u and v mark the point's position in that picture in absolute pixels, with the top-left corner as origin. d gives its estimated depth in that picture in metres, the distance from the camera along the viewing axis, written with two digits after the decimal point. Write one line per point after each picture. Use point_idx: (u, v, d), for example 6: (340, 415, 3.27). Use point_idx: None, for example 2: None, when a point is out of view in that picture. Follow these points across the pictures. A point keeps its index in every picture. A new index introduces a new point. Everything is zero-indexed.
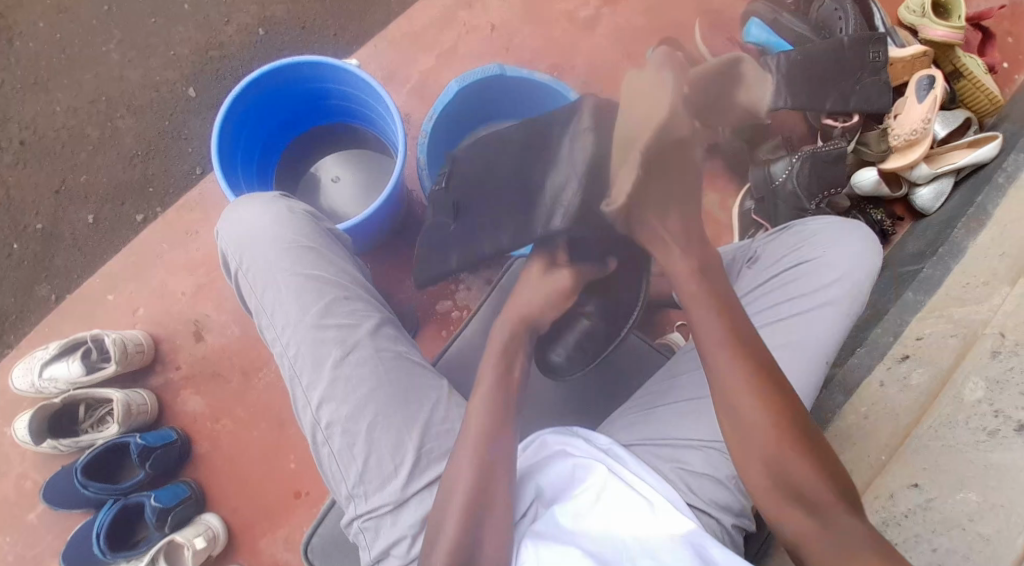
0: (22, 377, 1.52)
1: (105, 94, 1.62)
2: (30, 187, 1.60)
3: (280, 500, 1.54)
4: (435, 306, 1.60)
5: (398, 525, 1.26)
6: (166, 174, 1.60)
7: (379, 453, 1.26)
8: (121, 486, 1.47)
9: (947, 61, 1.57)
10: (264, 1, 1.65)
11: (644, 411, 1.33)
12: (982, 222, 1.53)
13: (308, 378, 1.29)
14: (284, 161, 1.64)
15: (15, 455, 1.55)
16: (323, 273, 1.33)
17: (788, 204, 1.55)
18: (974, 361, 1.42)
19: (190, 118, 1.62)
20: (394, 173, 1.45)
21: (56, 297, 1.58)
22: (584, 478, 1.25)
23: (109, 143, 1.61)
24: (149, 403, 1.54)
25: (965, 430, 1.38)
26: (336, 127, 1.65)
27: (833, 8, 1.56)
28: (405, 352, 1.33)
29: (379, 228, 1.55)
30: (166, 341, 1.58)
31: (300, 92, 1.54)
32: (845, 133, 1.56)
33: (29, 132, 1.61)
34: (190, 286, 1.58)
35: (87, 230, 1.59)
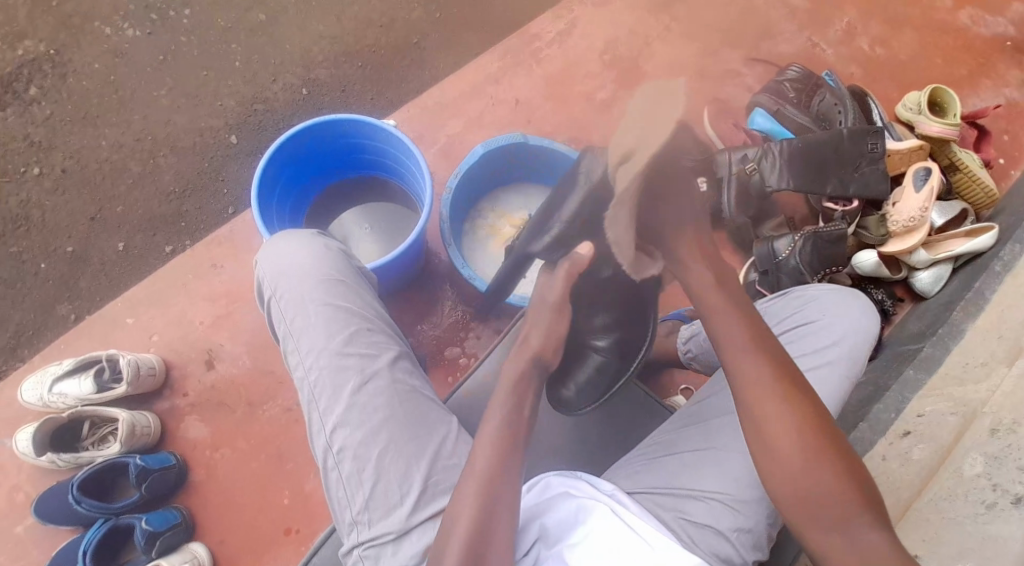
0: (31, 390, 1.56)
1: (151, 135, 1.73)
2: (66, 213, 1.69)
3: (270, 535, 1.57)
4: (443, 352, 1.62)
5: (398, 556, 1.28)
6: (200, 211, 1.70)
7: (386, 481, 1.29)
8: (116, 506, 1.51)
9: (943, 155, 1.67)
10: (310, 65, 1.78)
11: (647, 461, 1.36)
12: (980, 306, 1.58)
13: (325, 403, 1.33)
14: (314, 209, 1.73)
15: (12, 468, 1.57)
16: (349, 304, 1.39)
17: (792, 278, 1.60)
18: (971, 438, 1.42)
19: (230, 162, 1.72)
20: (418, 224, 1.52)
21: (75, 318, 1.64)
22: (585, 519, 1.25)
23: (148, 178, 1.71)
24: (153, 427, 1.57)
25: (965, 503, 1.37)
26: (359, 181, 1.74)
27: (833, 103, 1.66)
28: (419, 387, 1.37)
29: (404, 274, 1.60)
30: (177, 368, 1.62)
31: (337, 146, 1.63)
32: (846, 216, 1.64)
33: (73, 161, 1.71)
34: (209, 316, 1.63)
35: (116, 256, 1.67)
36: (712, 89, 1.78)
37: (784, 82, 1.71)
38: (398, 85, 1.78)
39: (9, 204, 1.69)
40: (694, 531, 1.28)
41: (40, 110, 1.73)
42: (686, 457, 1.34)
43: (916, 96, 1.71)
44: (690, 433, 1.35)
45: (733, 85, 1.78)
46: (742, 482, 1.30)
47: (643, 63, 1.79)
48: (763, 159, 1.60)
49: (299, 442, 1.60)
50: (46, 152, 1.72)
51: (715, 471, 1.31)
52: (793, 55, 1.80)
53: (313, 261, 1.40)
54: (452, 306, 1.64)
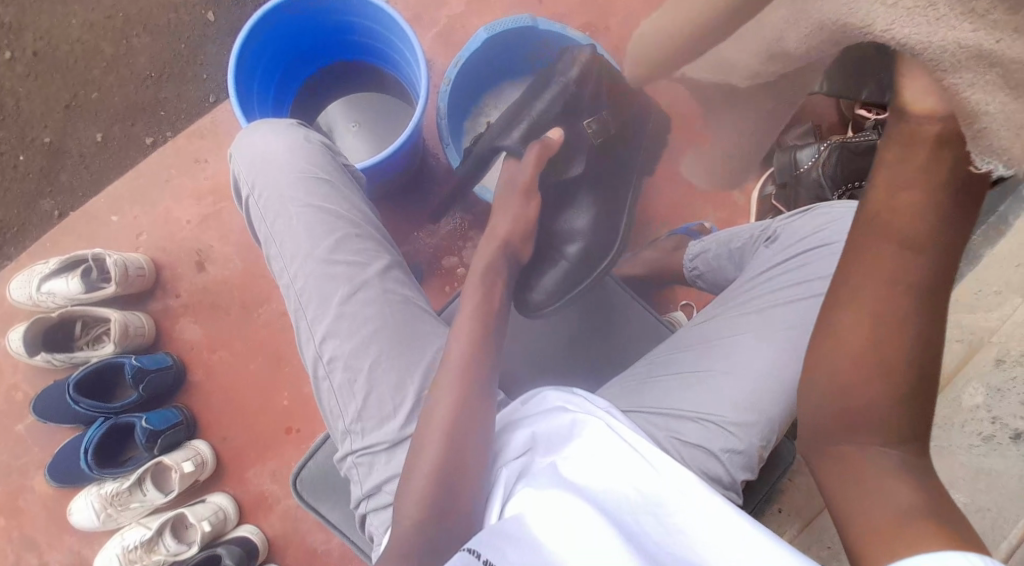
0: (20, 288, 1.52)
1: (121, 11, 1.58)
2: (38, 100, 1.57)
3: (272, 434, 1.58)
4: (441, 261, 1.57)
5: (391, 465, 1.26)
6: (179, 100, 1.59)
7: (378, 392, 1.26)
8: (114, 407, 1.51)
9: None
10: None
11: (644, 379, 1.33)
12: (1002, 230, 1.50)
13: (314, 312, 1.30)
14: (299, 95, 1.61)
15: (8, 365, 1.58)
16: (335, 207, 1.33)
17: (810, 192, 1.53)
18: (975, 367, 1.45)
19: (208, 44, 1.59)
20: (414, 118, 1.41)
21: (59, 214, 1.58)
22: (579, 433, 1.17)
23: (122, 62, 1.58)
24: (147, 327, 1.55)
25: (962, 432, 1.42)
26: (345, 65, 1.62)
27: None
28: (411, 297, 1.33)
29: (398, 171, 1.51)
30: (168, 268, 1.57)
31: (323, 24, 1.49)
32: (876, 128, 1.50)
33: (43, 43, 1.58)
34: (197, 215, 1.57)
35: (94, 148, 1.58)
36: None
37: None
38: None
39: None
40: (686, 450, 1.24)
41: None
42: (684, 376, 1.31)
43: None
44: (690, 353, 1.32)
45: None
46: (739, 405, 1.25)
47: None
48: None
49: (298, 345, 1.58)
50: (17, 33, 1.58)
51: (714, 392, 1.27)
52: None
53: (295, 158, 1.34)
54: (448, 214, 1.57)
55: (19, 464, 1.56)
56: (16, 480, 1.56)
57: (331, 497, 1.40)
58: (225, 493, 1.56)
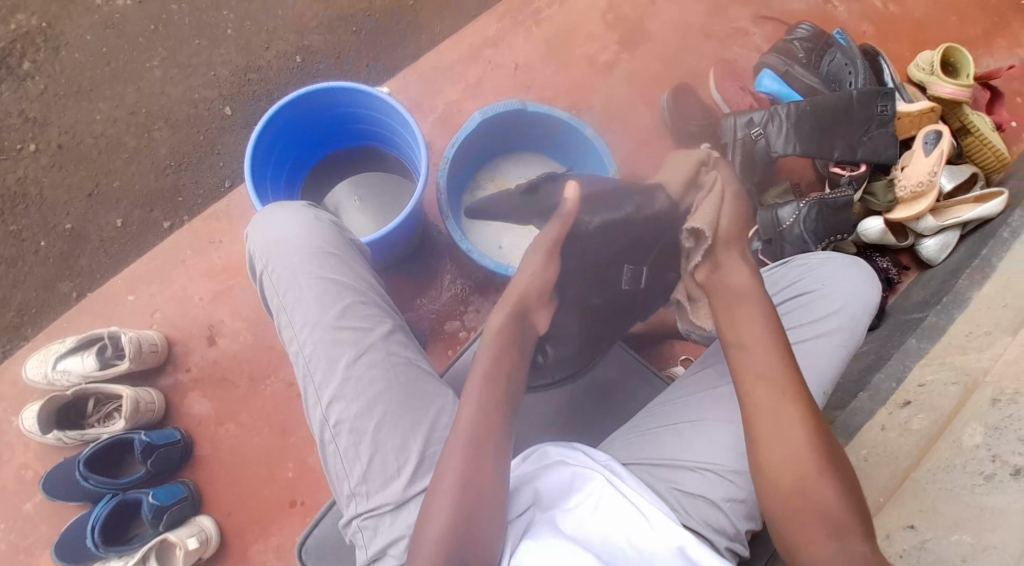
0: (36, 367, 1.58)
1: (145, 108, 1.71)
2: (62, 188, 1.68)
3: (277, 507, 1.58)
4: (444, 326, 1.63)
5: (396, 526, 1.28)
6: (195, 186, 1.69)
7: (383, 452, 1.29)
8: (121, 482, 1.53)
9: (955, 117, 1.62)
10: (303, 31, 1.73)
11: (639, 433, 1.34)
12: (987, 273, 1.54)
13: (320, 377, 1.33)
14: (310, 180, 1.70)
15: (19, 445, 1.59)
16: (343, 279, 1.38)
17: (795, 246, 1.58)
18: (971, 409, 1.39)
19: (224, 134, 1.70)
20: (416, 192, 1.49)
21: (77, 295, 1.65)
22: (581, 487, 1.24)
23: (143, 152, 1.69)
24: (157, 402, 1.59)
25: (962, 473, 1.33)
26: (351, 152, 1.71)
27: (844, 62, 1.60)
28: (414, 360, 1.37)
29: (402, 243, 1.58)
30: (179, 344, 1.63)
31: (332, 116, 1.60)
32: (852, 182, 1.60)
33: (67, 136, 1.69)
34: (209, 292, 1.64)
35: (114, 232, 1.67)
36: (716, 49, 1.71)
37: (794, 41, 1.66)
38: (392, 50, 1.73)
39: (6, 180, 1.68)
40: (687, 500, 1.27)
41: (34, 85, 1.71)
42: (679, 428, 1.33)
43: (929, 56, 1.64)
44: (682, 404, 1.35)
45: (741, 46, 1.72)
46: (735, 453, 1.29)
47: (648, 21, 1.71)
48: (769, 122, 1.57)
49: (302, 415, 1.61)
50: (42, 127, 1.70)
51: (711, 442, 1.30)
52: (804, 13, 1.72)
53: (305, 235, 1.39)
54: (450, 280, 1.64)
55: (22, 545, 1.56)
56: (23, 559, 1.56)
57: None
58: None
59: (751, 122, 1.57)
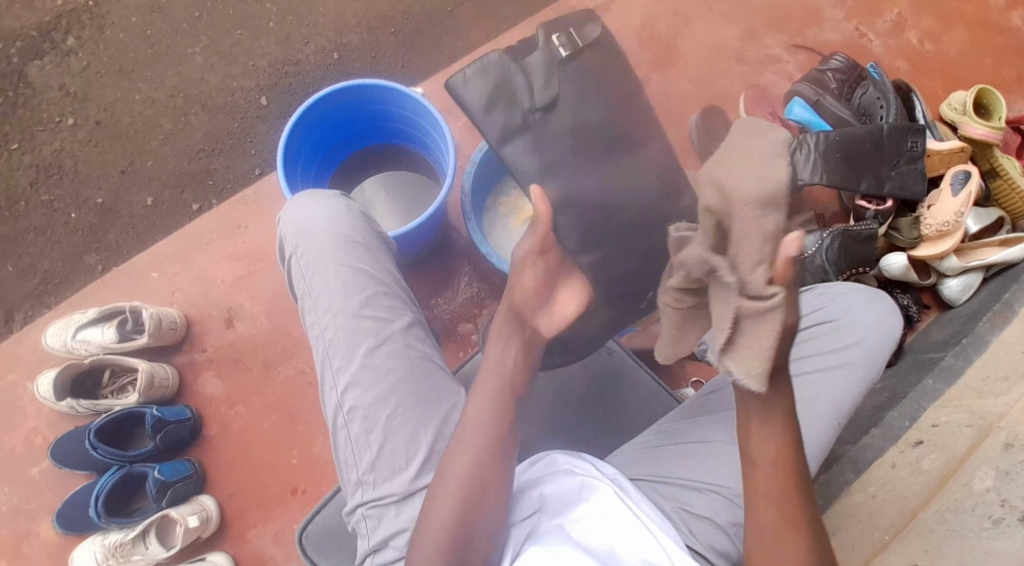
0: (56, 335, 1.60)
1: (183, 92, 1.74)
2: (98, 163, 1.72)
3: (278, 494, 1.59)
4: (457, 328, 1.63)
5: (400, 518, 1.28)
6: (226, 171, 1.72)
7: (393, 442, 1.30)
8: (129, 454, 1.55)
9: (985, 159, 1.61)
10: (342, 29, 1.76)
11: (653, 447, 1.34)
12: (1008, 318, 1.52)
13: (338, 362, 1.34)
14: (340, 172, 1.72)
15: (32, 410, 1.62)
16: (369, 269, 1.39)
17: (816, 277, 1.56)
18: (983, 453, 1.36)
19: (259, 124, 1.73)
20: (441, 194, 1.50)
21: (102, 268, 1.68)
22: (587, 499, 1.22)
23: (179, 134, 1.73)
24: (171, 380, 1.61)
25: (971, 516, 1.30)
26: (381, 149, 1.73)
27: (876, 96, 1.61)
28: (431, 355, 1.37)
29: (426, 241, 1.60)
30: (197, 324, 1.65)
31: (365, 112, 1.62)
32: (877, 216, 1.59)
33: (106, 114, 1.73)
34: (231, 276, 1.66)
35: (144, 210, 1.70)
36: (749, 75, 1.71)
37: (827, 72, 1.65)
38: (429, 54, 1.76)
39: (43, 152, 1.72)
40: (694, 522, 1.25)
41: (76, 60, 1.75)
42: (692, 447, 1.32)
43: (962, 96, 1.63)
44: (697, 423, 1.34)
45: (773, 73, 1.72)
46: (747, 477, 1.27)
47: (681, 41, 1.72)
48: (798, 150, 1.55)
49: (311, 404, 1.63)
50: (81, 102, 1.73)
51: (722, 464, 1.29)
52: (838, 44, 1.72)
53: (336, 222, 1.41)
54: (467, 282, 1.65)
55: (25, 509, 1.58)
56: (25, 522, 1.58)
57: (335, 555, 1.40)
58: (224, 552, 1.56)
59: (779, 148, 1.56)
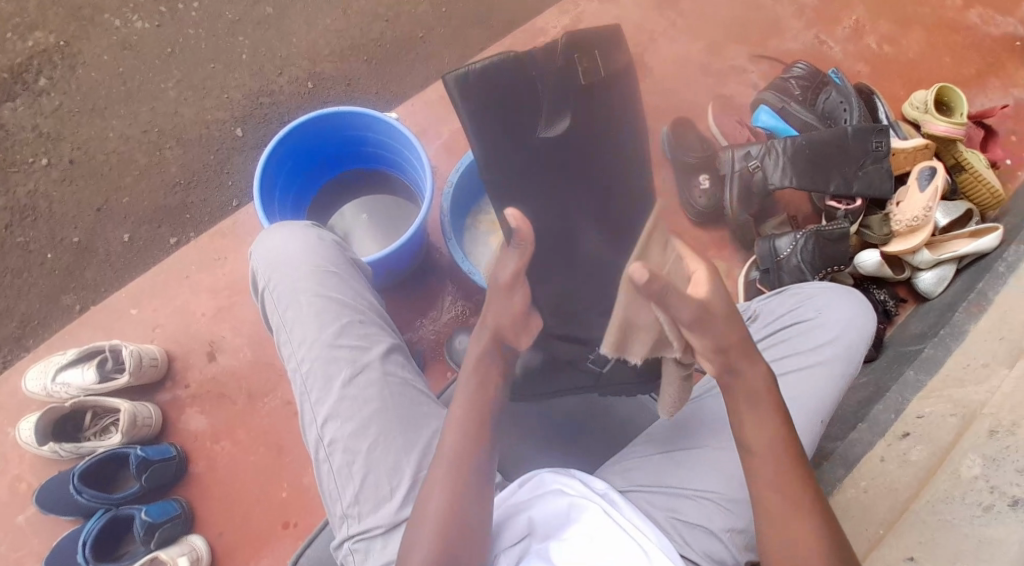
0: (35, 379, 1.57)
1: (157, 127, 1.74)
2: (72, 204, 1.70)
3: (269, 529, 1.57)
4: (442, 348, 1.64)
5: (388, 549, 1.26)
6: (202, 204, 1.71)
7: (376, 472, 1.28)
8: (115, 497, 1.52)
9: (949, 155, 1.66)
10: (315, 58, 1.78)
11: (640, 459, 1.34)
12: (984, 306, 1.55)
13: (316, 394, 1.32)
14: (318, 200, 1.73)
15: (13, 456, 1.59)
16: (342, 298, 1.38)
17: (793, 277, 1.59)
18: (969, 440, 1.38)
19: (235, 155, 1.74)
20: (419, 217, 1.50)
21: (80, 307, 1.66)
22: (578, 518, 1.22)
23: (153, 169, 1.72)
24: (154, 418, 1.58)
25: (962, 505, 1.33)
26: (357, 175, 1.74)
27: (839, 100, 1.64)
28: (411, 380, 1.36)
29: (409, 263, 1.60)
30: (179, 359, 1.63)
31: (340, 138, 1.63)
32: (848, 216, 1.62)
33: (79, 153, 1.72)
34: (211, 308, 1.65)
35: (121, 248, 1.69)
36: (715, 85, 1.75)
37: (790, 79, 1.69)
38: (402, 79, 1.77)
39: (17, 194, 1.71)
40: (686, 531, 1.26)
41: (48, 101, 1.74)
42: (679, 456, 1.32)
43: (923, 94, 1.68)
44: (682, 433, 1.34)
45: (737, 83, 1.76)
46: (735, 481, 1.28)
47: (648, 57, 1.76)
48: (766, 156, 1.60)
49: (299, 435, 1.61)
50: (54, 143, 1.73)
51: (710, 471, 1.29)
52: (800, 52, 1.77)
53: (306, 253, 1.39)
54: (450, 302, 1.65)
55: (10, 559, 1.54)
56: None
57: None
58: None
59: (748, 155, 1.61)
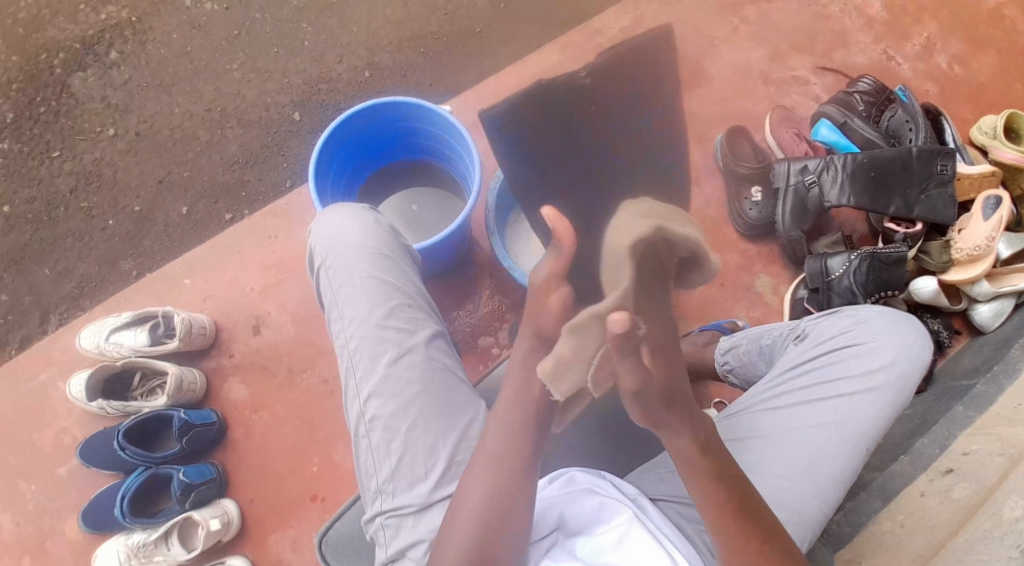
0: (89, 337, 1.63)
1: (221, 106, 1.79)
2: (136, 173, 1.77)
3: (298, 500, 1.60)
4: (477, 340, 1.64)
5: (418, 529, 1.28)
6: (260, 183, 1.76)
7: (412, 453, 1.29)
8: (156, 456, 1.57)
9: (1016, 184, 1.60)
10: (374, 48, 1.80)
11: (674, 467, 1.32)
12: None
13: (361, 372, 1.34)
14: (368, 186, 1.74)
15: (62, 409, 1.65)
16: (395, 281, 1.39)
17: (843, 299, 1.55)
18: (1015, 480, 1.31)
19: (291, 138, 1.77)
20: (462, 214, 1.50)
21: (137, 273, 1.73)
22: (609, 519, 1.22)
23: (214, 147, 1.77)
24: (198, 384, 1.63)
25: (1000, 546, 1.26)
26: (408, 165, 1.75)
27: (905, 119, 1.60)
28: (453, 366, 1.37)
29: (450, 255, 1.60)
30: (225, 330, 1.68)
31: (394, 128, 1.64)
32: (907, 239, 1.56)
33: (145, 125, 1.79)
34: (259, 283, 1.69)
35: (179, 219, 1.74)
36: (776, 96, 1.72)
37: (855, 94, 1.64)
38: (458, 72, 1.79)
39: (84, 160, 1.77)
40: (717, 545, 1.24)
41: (119, 73, 1.81)
42: None
43: (993, 119, 1.63)
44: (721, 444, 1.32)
45: (798, 95, 1.72)
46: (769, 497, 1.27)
47: (706, 63, 1.72)
48: (825, 171, 1.56)
49: (332, 413, 1.64)
50: (121, 114, 1.79)
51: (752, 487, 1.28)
52: (866, 67, 1.72)
53: (364, 234, 1.41)
54: (490, 295, 1.66)
55: (49, 509, 1.60)
56: (48, 522, 1.60)
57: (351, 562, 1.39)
58: (244, 556, 1.57)
59: (806, 169, 1.57)
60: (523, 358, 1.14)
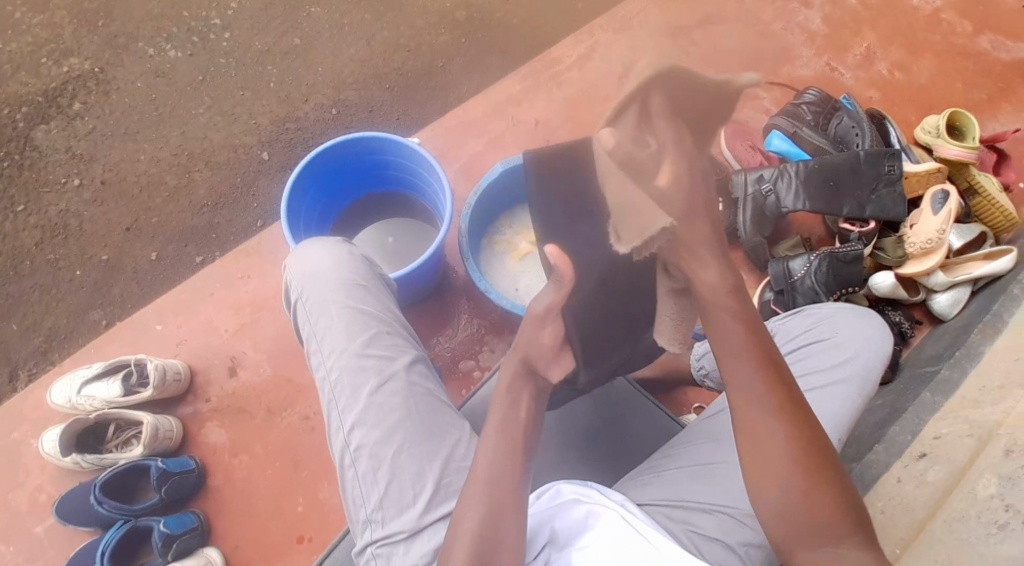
0: (61, 392, 1.61)
1: (187, 150, 1.80)
2: (103, 223, 1.76)
3: (284, 543, 1.58)
4: (458, 365, 1.66)
5: (410, 555, 1.26)
6: (229, 224, 1.76)
7: (400, 478, 1.29)
8: (135, 508, 1.54)
9: (962, 178, 1.68)
10: (339, 86, 1.83)
11: (655, 473, 1.33)
12: (998, 328, 1.54)
13: (344, 402, 1.34)
14: (341, 220, 1.76)
15: (34, 467, 1.61)
16: (373, 310, 1.39)
17: (807, 298, 1.60)
18: (985, 459, 1.36)
19: (259, 177, 1.79)
20: (438, 238, 1.52)
21: (106, 323, 1.71)
22: (595, 525, 1.22)
23: (182, 192, 1.78)
24: (175, 431, 1.61)
25: (977, 524, 1.31)
26: (378, 198, 1.77)
27: (850, 125, 1.68)
28: (435, 391, 1.37)
29: (426, 282, 1.62)
30: (201, 373, 1.66)
31: (361, 163, 1.66)
32: (862, 237, 1.63)
33: (112, 174, 1.79)
34: (234, 323, 1.68)
35: (149, 265, 1.74)
36: None
37: (802, 104, 1.72)
38: (422, 105, 1.83)
39: (49, 213, 1.76)
40: (704, 543, 1.25)
41: (82, 124, 1.81)
42: (694, 470, 1.31)
43: (935, 119, 1.71)
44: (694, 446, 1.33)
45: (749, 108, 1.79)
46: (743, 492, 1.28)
47: None
48: (779, 179, 1.63)
49: (314, 449, 1.62)
50: (87, 164, 1.79)
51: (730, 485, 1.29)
52: (811, 78, 1.81)
53: (339, 266, 1.42)
54: (467, 319, 1.68)
55: None
56: None
57: None
58: None
59: (761, 178, 1.64)
60: (523, 384, 1.19)
